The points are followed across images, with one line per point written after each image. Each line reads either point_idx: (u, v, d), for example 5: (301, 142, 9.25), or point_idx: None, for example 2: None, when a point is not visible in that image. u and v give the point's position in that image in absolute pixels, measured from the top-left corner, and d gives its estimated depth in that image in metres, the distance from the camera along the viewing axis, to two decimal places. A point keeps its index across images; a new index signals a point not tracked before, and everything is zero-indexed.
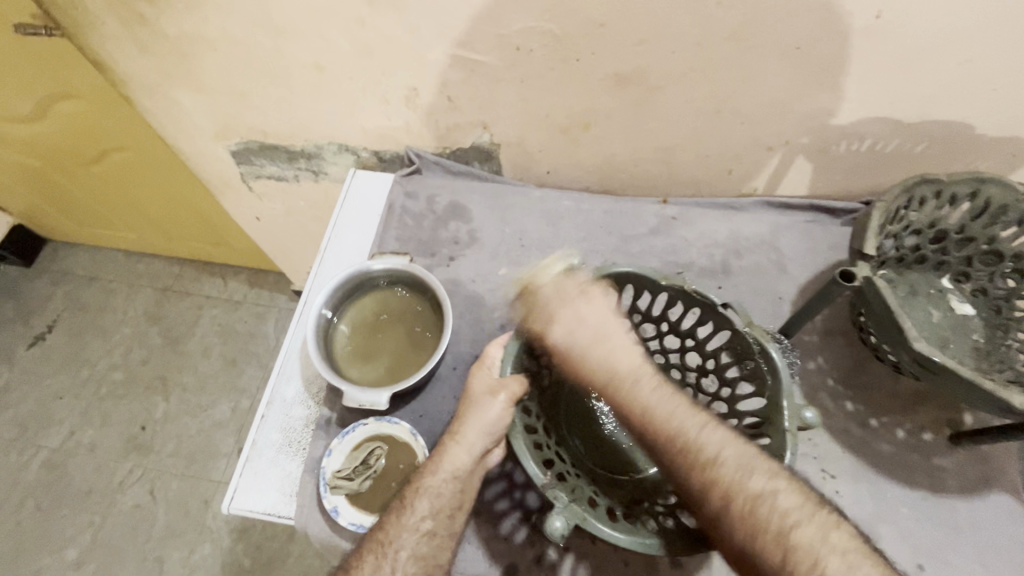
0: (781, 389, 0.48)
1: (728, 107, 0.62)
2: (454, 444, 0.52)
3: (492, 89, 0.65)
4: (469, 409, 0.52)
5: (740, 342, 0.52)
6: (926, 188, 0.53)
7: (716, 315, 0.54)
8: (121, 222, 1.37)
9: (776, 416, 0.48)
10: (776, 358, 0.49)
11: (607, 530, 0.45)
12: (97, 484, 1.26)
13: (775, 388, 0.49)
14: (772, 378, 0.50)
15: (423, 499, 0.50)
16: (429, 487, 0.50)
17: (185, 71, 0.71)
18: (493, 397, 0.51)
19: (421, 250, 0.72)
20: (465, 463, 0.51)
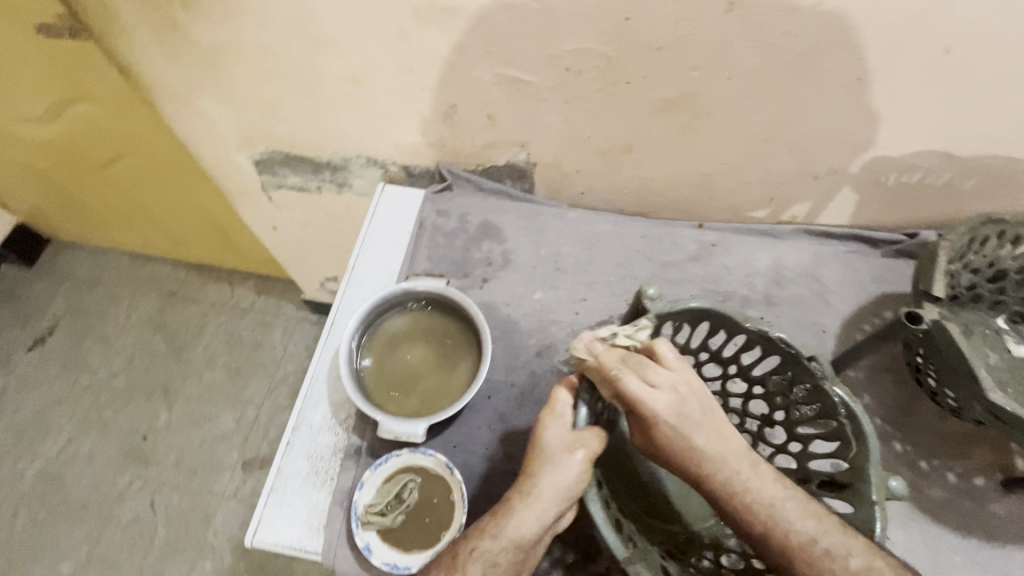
0: (869, 459, 0.46)
1: (778, 136, 0.61)
2: (525, 507, 0.46)
3: (535, 109, 0.63)
4: (541, 466, 0.47)
5: (824, 402, 0.51)
6: (989, 229, 0.52)
7: (800, 369, 0.52)
8: (129, 226, 1.34)
9: (860, 483, 0.47)
10: (865, 425, 0.47)
11: None
12: (94, 496, 1.22)
13: (861, 457, 0.47)
14: (857, 444, 0.48)
15: (475, 564, 0.45)
16: (485, 552, 0.45)
17: (216, 80, 0.68)
18: (571, 455, 0.47)
19: (453, 271, 0.69)
20: (531, 533, 0.46)
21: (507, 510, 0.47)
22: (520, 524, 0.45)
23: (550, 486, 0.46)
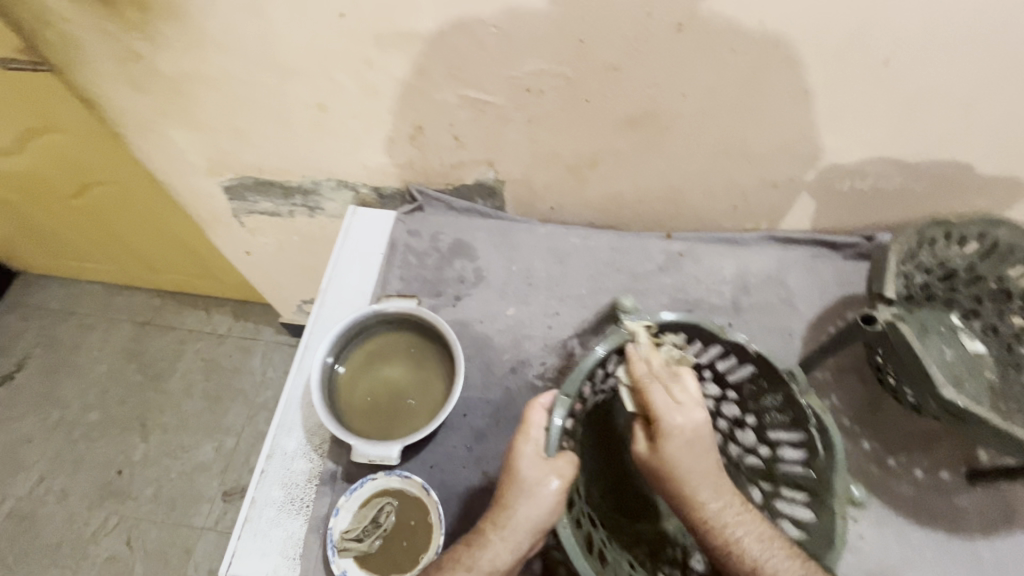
0: (835, 470, 0.50)
1: (736, 147, 0.63)
2: (500, 539, 0.46)
3: (500, 128, 0.64)
4: (514, 493, 0.47)
5: (795, 410, 0.54)
6: (938, 231, 0.54)
7: (773, 379, 0.55)
8: (99, 255, 1.32)
9: (827, 493, 0.51)
10: (833, 438, 0.51)
11: None
12: (68, 535, 1.18)
13: (827, 466, 0.51)
14: (825, 456, 0.51)
15: None
16: None
17: (181, 109, 0.68)
18: (545, 487, 0.47)
19: (426, 290, 0.70)
20: (507, 563, 0.46)
21: (482, 541, 0.47)
22: (495, 557, 0.46)
23: (525, 518, 0.46)
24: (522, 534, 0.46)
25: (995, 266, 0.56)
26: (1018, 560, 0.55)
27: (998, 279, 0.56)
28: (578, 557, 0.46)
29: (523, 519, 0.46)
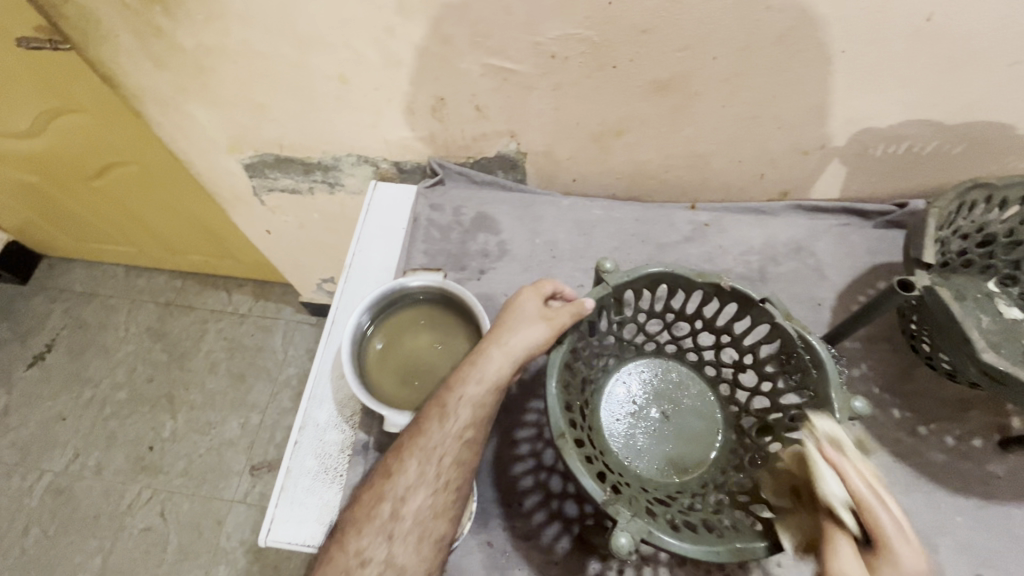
0: (829, 381, 0.47)
1: (766, 112, 0.61)
2: (456, 406, 0.49)
3: (523, 97, 0.63)
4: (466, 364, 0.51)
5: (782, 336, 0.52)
6: (977, 193, 0.52)
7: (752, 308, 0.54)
8: (121, 237, 1.33)
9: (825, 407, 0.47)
10: (821, 350, 0.49)
11: (674, 542, 0.44)
12: (104, 508, 1.23)
13: (822, 379, 0.49)
14: (817, 369, 0.49)
15: (419, 456, 0.49)
16: (427, 445, 0.49)
17: (202, 85, 0.68)
18: (483, 357, 0.50)
19: (450, 263, 0.70)
20: (465, 422, 0.49)
21: (440, 407, 0.50)
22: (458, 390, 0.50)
23: (475, 390, 0.49)
24: (487, 366, 0.50)
25: None
26: None
27: None
28: (579, 472, 0.45)
29: (487, 361, 0.50)
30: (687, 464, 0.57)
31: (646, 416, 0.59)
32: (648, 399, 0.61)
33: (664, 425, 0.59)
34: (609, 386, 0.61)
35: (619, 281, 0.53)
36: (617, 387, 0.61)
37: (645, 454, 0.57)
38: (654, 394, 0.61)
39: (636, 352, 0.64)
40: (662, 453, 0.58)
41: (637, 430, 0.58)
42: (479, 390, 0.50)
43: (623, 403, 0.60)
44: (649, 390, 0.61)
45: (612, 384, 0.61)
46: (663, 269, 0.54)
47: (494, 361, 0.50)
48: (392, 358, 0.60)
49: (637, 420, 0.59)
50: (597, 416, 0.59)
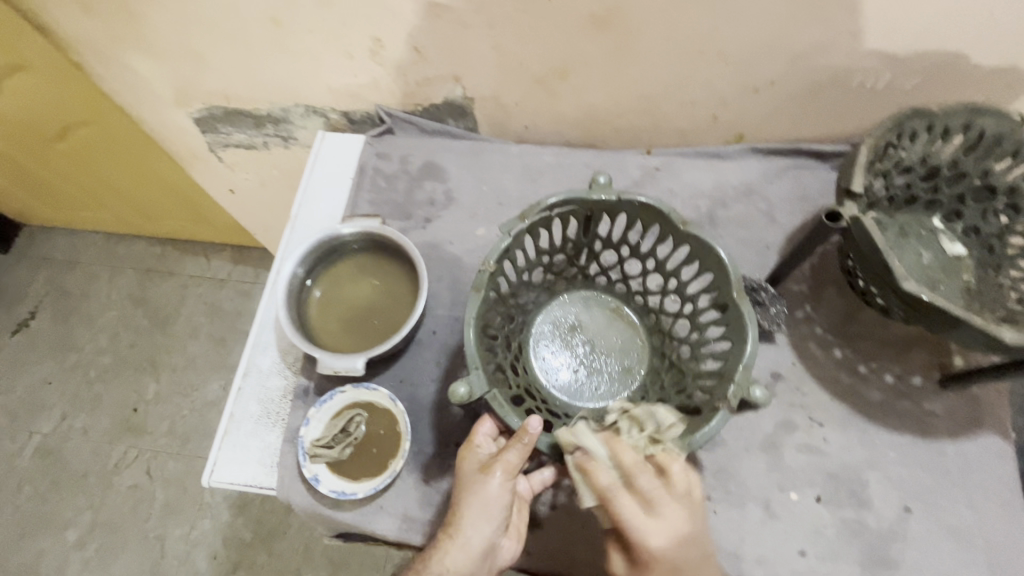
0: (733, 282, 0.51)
1: (712, 47, 0.58)
2: (477, 497, 0.47)
3: (460, 37, 0.61)
4: (465, 504, 0.47)
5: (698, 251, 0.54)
6: (917, 122, 0.50)
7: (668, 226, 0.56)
8: (95, 204, 1.32)
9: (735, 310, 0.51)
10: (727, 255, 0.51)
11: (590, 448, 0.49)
12: (93, 467, 1.26)
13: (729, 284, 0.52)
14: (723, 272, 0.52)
15: (457, 553, 0.46)
16: (460, 540, 0.46)
17: (135, 32, 0.66)
18: (486, 490, 0.47)
19: (396, 213, 0.69)
20: (495, 502, 0.47)
21: (466, 496, 0.47)
22: (447, 560, 0.46)
23: (495, 492, 0.47)
24: (471, 530, 0.46)
25: (980, 159, 0.52)
26: (983, 460, 0.55)
27: (982, 174, 0.53)
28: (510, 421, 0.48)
29: (472, 525, 0.47)
30: (624, 386, 0.62)
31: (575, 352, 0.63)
32: (569, 335, 0.64)
33: (592, 352, 0.63)
34: (534, 333, 0.64)
35: (482, 389, 0.47)
36: (542, 332, 0.64)
37: (590, 385, 0.61)
38: (569, 330, 0.64)
39: (547, 296, 0.65)
40: (606, 375, 0.62)
41: (574, 368, 0.62)
42: (488, 519, 0.47)
43: (551, 345, 0.63)
44: (568, 322, 0.64)
45: (538, 330, 0.64)
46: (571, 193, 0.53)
47: (482, 521, 0.47)
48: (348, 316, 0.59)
49: (567, 353, 0.63)
50: (530, 362, 0.62)
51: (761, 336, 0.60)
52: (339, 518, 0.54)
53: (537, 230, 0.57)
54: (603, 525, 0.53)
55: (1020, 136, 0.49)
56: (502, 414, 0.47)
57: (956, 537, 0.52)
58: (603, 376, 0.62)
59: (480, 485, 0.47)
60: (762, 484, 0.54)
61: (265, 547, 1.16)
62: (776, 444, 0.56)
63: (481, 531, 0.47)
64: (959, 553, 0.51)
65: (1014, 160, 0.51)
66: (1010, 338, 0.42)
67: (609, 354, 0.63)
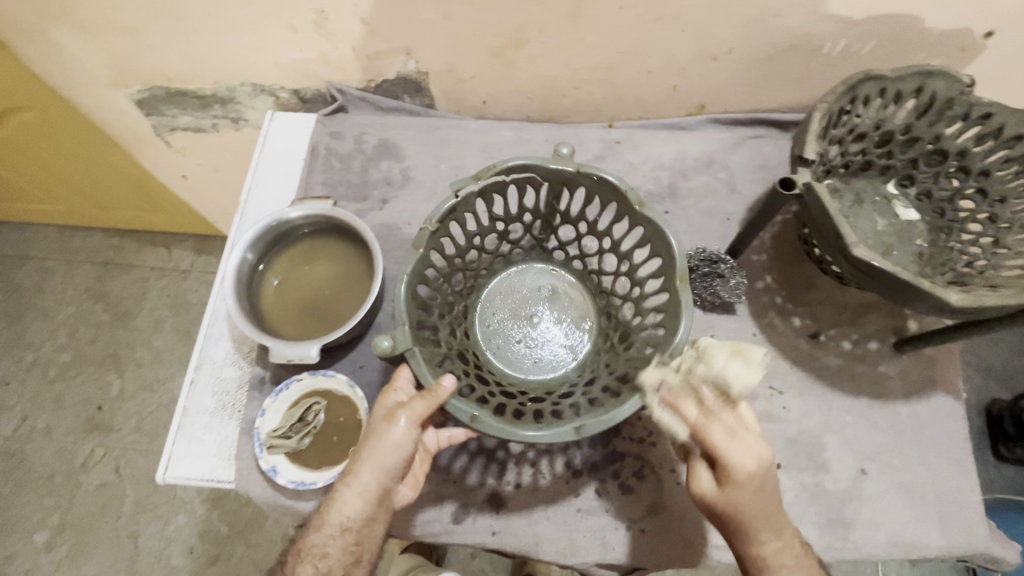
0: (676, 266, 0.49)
1: (668, 13, 0.57)
2: (377, 446, 0.45)
3: (408, 7, 0.58)
4: (366, 443, 0.46)
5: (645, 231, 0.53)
6: (871, 86, 0.50)
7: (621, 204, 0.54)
8: (42, 196, 1.25)
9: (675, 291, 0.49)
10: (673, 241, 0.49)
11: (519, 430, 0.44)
12: (58, 468, 1.22)
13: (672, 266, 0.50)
14: (667, 255, 0.51)
15: (352, 494, 0.45)
16: (356, 481, 0.45)
17: (59, 5, 0.62)
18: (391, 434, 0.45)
19: (351, 194, 0.67)
20: (397, 455, 0.45)
21: (369, 441, 0.46)
22: (344, 507, 0.45)
23: (397, 442, 0.45)
24: (367, 474, 0.45)
25: (932, 123, 0.52)
26: (935, 419, 0.56)
27: (934, 138, 0.53)
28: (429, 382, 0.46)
29: (367, 469, 0.45)
30: (561, 364, 0.60)
31: (520, 323, 0.62)
32: (521, 305, 0.63)
33: (540, 327, 0.62)
34: (483, 303, 0.63)
35: (406, 344, 0.46)
36: (491, 298, 0.63)
37: (530, 358, 0.60)
38: (521, 301, 0.63)
39: (501, 266, 0.64)
40: (549, 351, 0.61)
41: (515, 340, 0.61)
42: (383, 466, 0.45)
43: (500, 310, 0.63)
44: (523, 294, 0.63)
45: (488, 295, 0.63)
46: (525, 161, 0.53)
47: (378, 467, 0.45)
48: (294, 301, 0.58)
49: (512, 323, 0.62)
50: (473, 326, 0.62)
51: (722, 307, 0.60)
52: (301, 509, 0.53)
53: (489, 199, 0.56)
54: (567, 501, 0.54)
55: (971, 98, 0.49)
56: (418, 370, 0.46)
57: (909, 494, 0.54)
58: (545, 352, 0.61)
59: (383, 430, 0.45)
60: None
61: (242, 539, 1.14)
62: None
63: (376, 477, 0.45)
64: (912, 511, 0.53)
65: (965, 123, 0.51)
66: (956, 300, 0.42)
67: (557, 332, 0.62)
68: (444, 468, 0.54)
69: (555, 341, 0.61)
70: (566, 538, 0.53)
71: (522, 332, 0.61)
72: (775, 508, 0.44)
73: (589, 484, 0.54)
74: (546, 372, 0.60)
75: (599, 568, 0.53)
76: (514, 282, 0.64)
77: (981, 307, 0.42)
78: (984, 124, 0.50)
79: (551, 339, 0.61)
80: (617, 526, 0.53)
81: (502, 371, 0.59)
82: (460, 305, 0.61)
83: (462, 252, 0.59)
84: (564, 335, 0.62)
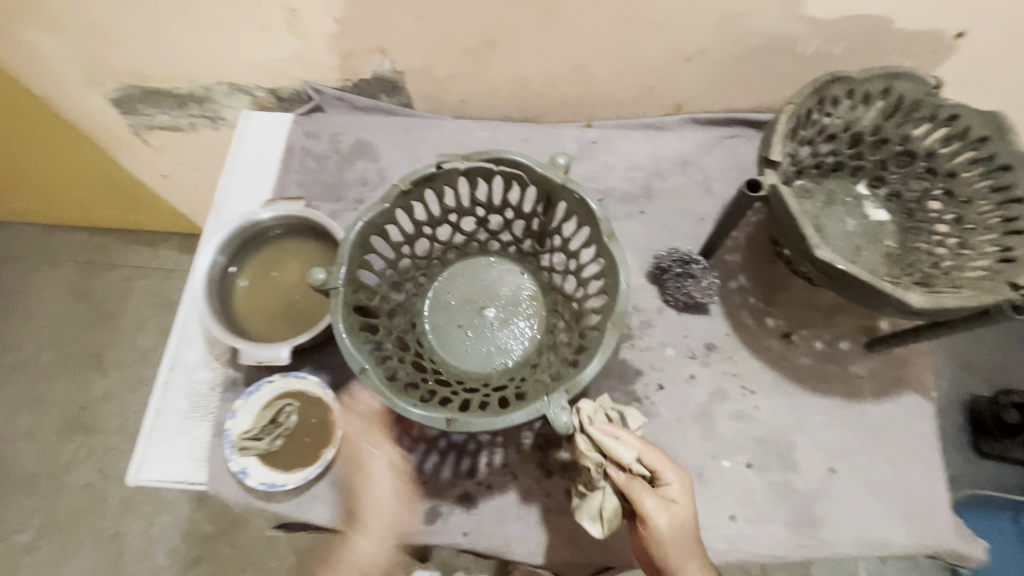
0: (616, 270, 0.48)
1: (640, 13, 0.57)
2: None
3: (380, 7, 0.58)
4: None
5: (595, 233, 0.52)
6: (838, 87, 0.50)
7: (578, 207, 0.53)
8: (23, 195, 1.24)
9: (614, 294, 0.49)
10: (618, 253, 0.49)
11: (402, 405, 0.45)
12: (41, 468, 1.22)
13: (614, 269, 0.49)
14: (611, 261, 0.50)
15: None
16: None
17: (27, 3, 0.61)
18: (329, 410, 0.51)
19: (327, 194, 0.67)
20: None
21: None
22: None
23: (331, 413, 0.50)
24: None
25: (900, 124, 0.53)
26: (904, 418, 0.57)
27: (902, 139, 0.54)
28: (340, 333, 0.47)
29: None
30: (498, 361, 0.59)
31: (467, 310, 0.62)
32: (477, 293, 0.62)
33: (488, 318, 0.61)
34: (436, 288, 0.63)
35: (337, 281, 0.48)
36: (447, 284, 0.63)
37: (470, 347, 0.60)
38: (476, 292, 0.62)
39: (462, 253, 0.64)
40: (491, 344, 0.60)
41: (460, 326, 0.61)
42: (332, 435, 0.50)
43: (454, 292, 0.63)
44: (479, 287, 0.63)
45: (445, 277, 0.63)
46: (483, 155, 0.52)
47: None
48: (264, 295, 0.58)
49: (460, 310, 0.62)
50: (420, 306, 0.62)
51: (695, 307, 0.60)
52: (272, 510, 0.53)
53: (442, 187, 0.56)
54: (540, 502, 0.54)
55: (936, 99, 0.50)
56: (332, 310, 0.48)
57: (876, 492, 0.54)
58: (487, 342, 0.60)
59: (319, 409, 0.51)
60: (694, 453, 0.55)
61: (228, 539, 1.14)
62: (709, 413, 0.57)
63: None
64: (880, 509, 0.54)
65: (931, 124, 0.52)
66: (916, 302, 0.42)
67: (502, 329, 0.60)
68: (417, 469, 0.54)
69: (502, 335, 0.60)
70: (537, 538, 0.53)
71: (467, 326, 0.61)
72: (695, 545, 0.47)
73: (561, 484, 0.54)
74: (484, 365, 0.59)
75: (570, 567, 0.53)
76: (470, 271, 0.64)
77: (941, 308, 0.42)
78: (949, 125, 0.51)
79: (497, 332, 0.60)
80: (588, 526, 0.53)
81: (438, 354, 0.60)
82: (410, 289, 0.62)
83: (415, 234, 0.59)
84: (512, 333, 0.60)
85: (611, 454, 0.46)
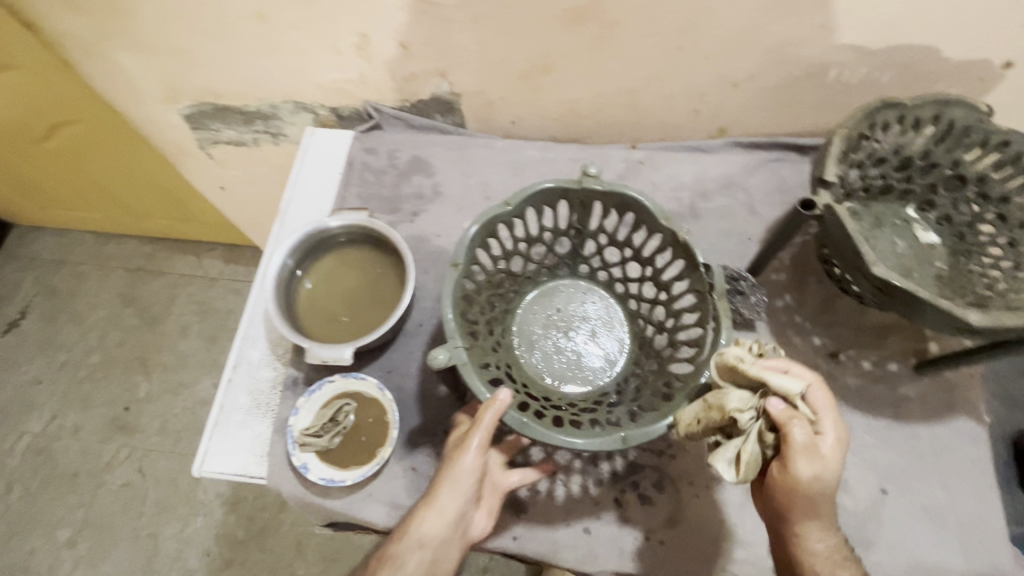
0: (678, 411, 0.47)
1: (691, 41, 0.60)
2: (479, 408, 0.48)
3: (445, 33, 0.62)
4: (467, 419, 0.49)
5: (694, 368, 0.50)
6: (889, 113, 0.51)
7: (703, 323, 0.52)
8: (84, 203, 1.31)
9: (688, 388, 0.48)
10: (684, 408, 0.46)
11: (465, 245, 0.52)
12: (84, 466, 1.26)
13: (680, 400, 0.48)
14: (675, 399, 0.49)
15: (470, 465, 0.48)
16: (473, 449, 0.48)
17: (123, 29, 0.67)
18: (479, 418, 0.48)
19: (384, 207, 0.71)
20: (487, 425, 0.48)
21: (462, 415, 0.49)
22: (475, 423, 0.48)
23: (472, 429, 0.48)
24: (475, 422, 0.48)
25: (950, 149, 0.54)
26: (955, 441, 0.56)
27: (953, 164, 0.55)
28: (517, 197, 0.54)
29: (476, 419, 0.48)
30: (530, 358, 0.61)
31: (572, 322, 0.64)
32: (597, 327, 0.64)
33: (570, 342, 0.63)
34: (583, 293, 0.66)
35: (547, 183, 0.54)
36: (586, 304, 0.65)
37: (555, 331, 0.63)
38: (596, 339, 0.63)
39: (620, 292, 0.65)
40: (545, 346, 0.62)
41: (549, 318, 0.64)
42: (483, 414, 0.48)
43: (589, 307, 0.65)
44: (600, 340, 0.63)
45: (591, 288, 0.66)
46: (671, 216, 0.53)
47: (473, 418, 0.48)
48: (331, 283, 0.61)
49: (583, 325, 0.63)
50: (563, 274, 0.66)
51: (742, 324, 0.62)
52: (328, 506, 0.54)
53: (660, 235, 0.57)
54: (587, 511, 0.55)
55: (988, 126, 0.51)
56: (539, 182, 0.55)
57: (929, 516, 0.53)
58: (550, 342, 0.63)
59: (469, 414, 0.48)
60: None
61: (258, 543, 1.16)
62: None
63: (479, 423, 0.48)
64: (933, 533, 0.53)
65: (983, 150, 0.53)
66: (975, 320, 0.43)
67: (578, 350, 0.62)
68: None
69: (558, 359, 0.61)
70: (586, 546, 0.53)
71: (552, 338, 0.63)
72: (828, 510, 0.44)
73: (609, 493, 0.55)
74: (530, 356, 0.62)
75: None
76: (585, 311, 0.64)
77: (1001, 328, 0.43)
78: (1002, 151, 0.52)
79: (559, 352, 0.62)
80: (636, 535, 0.54)
81: (514, 294, 0.64)
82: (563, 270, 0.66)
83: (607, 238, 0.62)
84: (561, 365, 0.61)
85: (780, 388, 0.43)
